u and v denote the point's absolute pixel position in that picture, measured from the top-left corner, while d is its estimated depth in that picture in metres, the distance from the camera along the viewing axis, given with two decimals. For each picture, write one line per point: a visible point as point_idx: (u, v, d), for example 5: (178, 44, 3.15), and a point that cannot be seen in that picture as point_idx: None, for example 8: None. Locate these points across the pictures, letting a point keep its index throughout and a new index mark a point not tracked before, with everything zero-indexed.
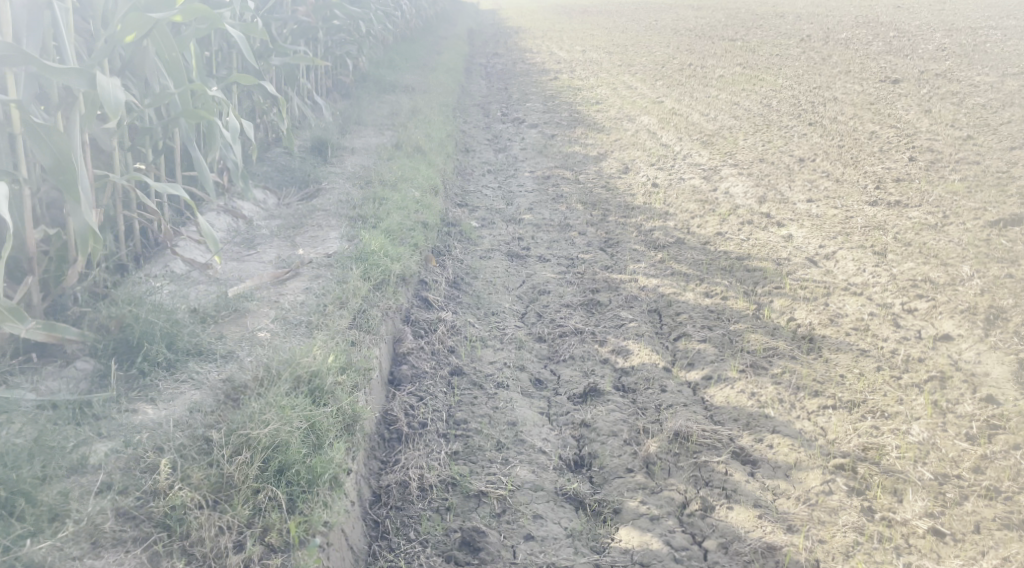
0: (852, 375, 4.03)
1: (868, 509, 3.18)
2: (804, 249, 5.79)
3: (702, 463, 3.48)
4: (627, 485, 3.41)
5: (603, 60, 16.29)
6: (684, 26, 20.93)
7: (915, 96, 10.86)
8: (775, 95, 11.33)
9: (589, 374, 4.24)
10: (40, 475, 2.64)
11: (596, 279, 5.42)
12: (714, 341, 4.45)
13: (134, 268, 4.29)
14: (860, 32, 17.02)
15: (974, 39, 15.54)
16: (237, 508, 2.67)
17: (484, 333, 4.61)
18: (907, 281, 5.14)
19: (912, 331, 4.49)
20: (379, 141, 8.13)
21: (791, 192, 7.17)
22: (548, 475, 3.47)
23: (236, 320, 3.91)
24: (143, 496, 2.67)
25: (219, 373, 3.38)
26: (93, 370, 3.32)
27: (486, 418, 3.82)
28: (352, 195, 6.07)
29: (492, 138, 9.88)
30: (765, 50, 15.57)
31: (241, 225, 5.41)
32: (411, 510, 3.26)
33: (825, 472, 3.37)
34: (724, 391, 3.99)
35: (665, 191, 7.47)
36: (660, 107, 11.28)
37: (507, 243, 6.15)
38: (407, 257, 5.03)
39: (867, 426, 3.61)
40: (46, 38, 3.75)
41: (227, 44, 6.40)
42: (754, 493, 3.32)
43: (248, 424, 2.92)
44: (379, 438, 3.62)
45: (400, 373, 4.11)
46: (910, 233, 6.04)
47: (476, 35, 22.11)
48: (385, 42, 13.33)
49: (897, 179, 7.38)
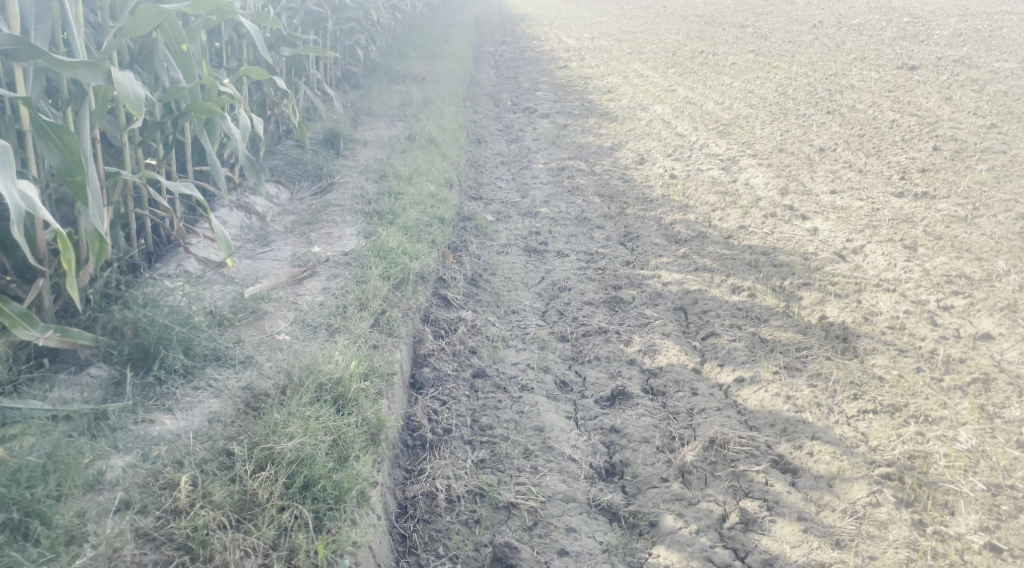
0: (890, 376, 3.89)
1: (919, 523, 3.03)
2: (831, 243, 5.63)
3: (740, 472, 3.34)
4: (663, 496, 3.26)
5: (612, 48, 16.07)
6: (692, 13, 20.66)
7: (935, 82, 10.65)
8: (791, 83, 11.14)
9: (616, 376, 4.10)
10: (55, 494, 2.50)
11: (618, 275, 5.26)
12: (744, 341, 4.31)
13: (146, 268, 4.14)
14: (874, 17, 16.76)
15: (990, 24, 15.30)
16: (263, 529, 2.53)
17: (505, 332, 4.47)
18: (942, 277, 4.98)
19: (951, 330, 4.34)
20: (391, 133, 7.97)
21: (814, 183, 7.00)
22: (579, 485, 3.34)
23: (253, 323, 3.77)
24: (163, 515, 2.53)
25: (238, 380, 3.24)
26: (108, 378, 3.19)
27: (512, 423, 3.69)
28: (367, 190, 5.93)
29: (504, 129, 9.72)
30: (778, 37, 15.32)
31: (254, 221, 5.25)
32: (439, 523, 3.13)
33: (871, 483, 3.22)
34: (758, 394, 3.84)
35: (684, 182, 7.31)
36: (673, 95, 11.09)
37: (524, 238, 6.01)
38: (425, 255, 4.90)
39: (911, 432, 3.46)
40: (56, 30, 3.53)
41: (237, 34, 6.24)
42: (796, 505, 3.18)
43: (271, 436, 2.78)
44: (402, 445, 3.50)
45: (421, 376, 3.98)
46: (940, 225, 5.87)
47: (482, 22, 21.95)
48: (393, 31, 13.13)
49: (922, 169, 7.20)
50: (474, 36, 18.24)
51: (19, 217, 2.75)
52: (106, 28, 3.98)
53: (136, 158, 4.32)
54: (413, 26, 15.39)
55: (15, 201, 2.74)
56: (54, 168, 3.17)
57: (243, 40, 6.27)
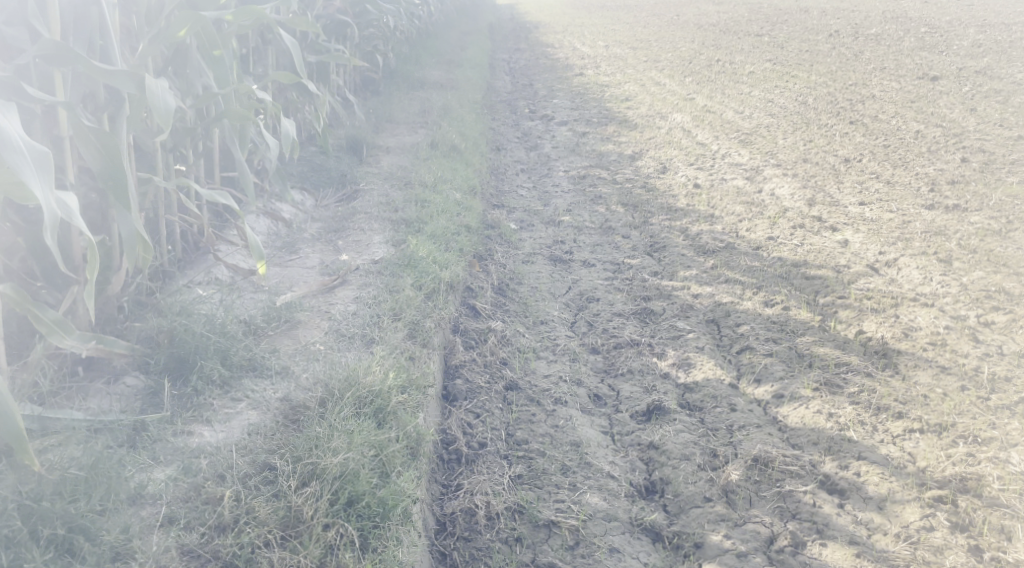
0: (935, 395, 3.79)
1: (976, 549, 2.97)
2: (863, 256, 5.53)
3: (787, 493, 3.27)
4: (708, 516, 3.19)
5: (627, 56, 15.97)
6: (707, 21, 20.61)
7: (957, 93, 10.53)
8: (811, 92, 11.03)
9: (651, 391, 4.00)
10: (98, 508, 2.45)
11: (647, 286, 5.17)
12: (781, 355, 4.21)
13: (177, 275, 4.11)
14: (890, 27, 16.64)
15: (1010, 35, 15.15)
16: (308, 547, 2.44)
17: (535, 343, 4.39)
18: (980, 292, 4.88)
19: (994, 347, 4.24)
20: (413, 140, 7.91)
21: (841, 194, 6.90)
22: (620, 503, 3.27)
23: (286, 332, 3.71)
24: (207, 531, 2.48)
25: (275, 392, 3.21)
26: (145, 388, 3.14)
27: (548, 437, 3.61)
28: (393, 197, 5.87)
29: (523, 136, 9.64)
30: (795, 46, 15.21)
31: (280, 227, 5.20)
32: (480, 541, 3.06)
33: (923, 506, 3.16)
34: (798, 411, 3.75)
35: (708, 192, 7.22)
36: (692, 104, 11.00)
37: (549, 247, 5.92)
38: (454, 264, 4.84)
39: (961, 453, 3.39)
40: (94, 37, 3.49)
41: (264, 41, 6.23)
42: (847, 528, 3.11)
43: (315, 451, 2.73)
44: (437, 459, 3.44)
45: (454, 388, 3.91)
46: (975, 239, 5.76)
47: (495, 29, 21.87)
48: (409, 37, 13.08)
49: (952, 181, 7.09)
50: (487, 42, 18.16)
51: (55, 225, 2.63)
52: (140, 35, 3.99)
53: (168, 164, 4.29)
54: (429, 33, 15.35)
55: (52, 208, 2.62)
56: (95, 172, 3.13)
57: (269, 47, 6.25)
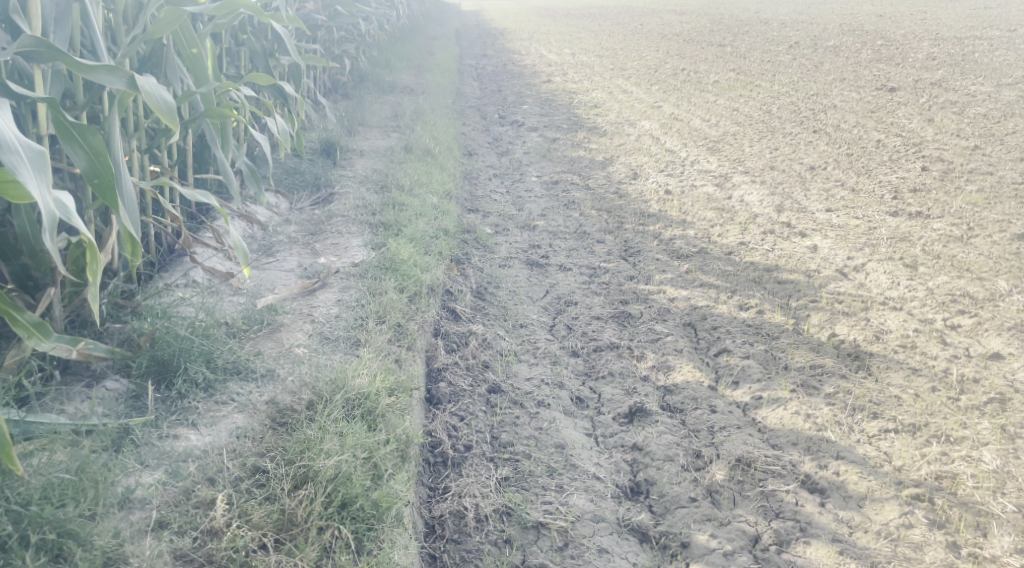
0: (907, 396, 3.89)
1: (953, 545, 3.06)
2: (832, 260, 5.64)
3: (769, 492, 3.34)
4: (693, 516, 3.24)
5: (594, 64, 16.10)
6: (670, 31, 20.89)
7: (915, 104, 10.81)
8: (775, 102, 11.23)
9: (632, 393, 4.04)
10: (89, 512, 2.44)
11: (624, 290, 5.22)
12: (757, 358, 4.27)
13: (156, 278, 4.05)
14: (847, 39, 17.00)
15: (962, 49, 15.59)
16: (305, 550, 2.47)
17: (516, 346, 4.40)
18: (946, 296, 5.01)
19: (961, 349, 4.35)
20: (386, 144, 7.89)
21: (808, 201, 7.03)
22: (607, 504, 3.31)
23: (269, 335, 3.69)
24: (199, 536, 2.48)
25: (261, 394, 3.20)
26: (128, 392, 3.10)
27: (533, 439, 3.63)
28: (370, 201, 5.86)
29: (494, 142, 9.66)
30: (757, 56, 15.47)
31: (256, 230, 5.15)
32: (469, 544, 3.09)
33: (901, 504, 3.25)
34: (777, 412, 3.82)
35: (679, 198, 7.30)
36: (660, 112, 11.13)
37: (525, 251, 5.93)
38: (434, 268, 4.85)
39: (935, 452, 3.49)
40: (75, 32, 3.43)
41: (237, 43, 6.17)
42: (828, 526, 3.19)
43: (307, 454, 2.74)
44: (424, 462, 3.45)
45: (437, 391, 3.92)
46: (938, 245, 5.92)
47: (462, 36, 21.89)
48: (378, 41, 13.05)
49: (914, 189, 7.26)
50: (455, 48, 18.19)
51: (52, 226, 2.60)
52: (119, 33, 3.92)
53: (144, 165, 4.21)
54: (397, 38, 15.32)
55: (49, 208, 2.59)
56: (79, 172, 3.03)
57: (242, 49, 6.19)
